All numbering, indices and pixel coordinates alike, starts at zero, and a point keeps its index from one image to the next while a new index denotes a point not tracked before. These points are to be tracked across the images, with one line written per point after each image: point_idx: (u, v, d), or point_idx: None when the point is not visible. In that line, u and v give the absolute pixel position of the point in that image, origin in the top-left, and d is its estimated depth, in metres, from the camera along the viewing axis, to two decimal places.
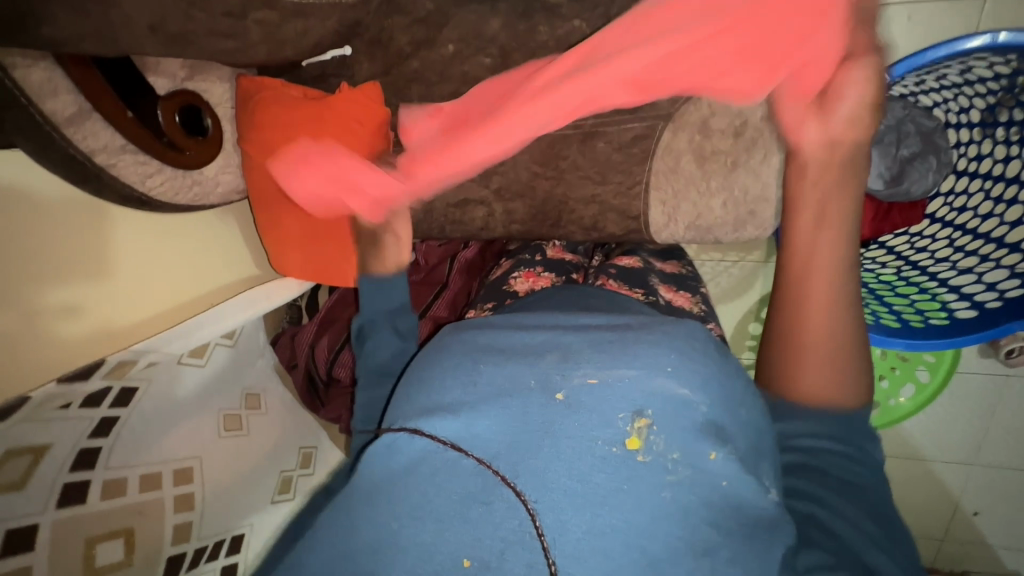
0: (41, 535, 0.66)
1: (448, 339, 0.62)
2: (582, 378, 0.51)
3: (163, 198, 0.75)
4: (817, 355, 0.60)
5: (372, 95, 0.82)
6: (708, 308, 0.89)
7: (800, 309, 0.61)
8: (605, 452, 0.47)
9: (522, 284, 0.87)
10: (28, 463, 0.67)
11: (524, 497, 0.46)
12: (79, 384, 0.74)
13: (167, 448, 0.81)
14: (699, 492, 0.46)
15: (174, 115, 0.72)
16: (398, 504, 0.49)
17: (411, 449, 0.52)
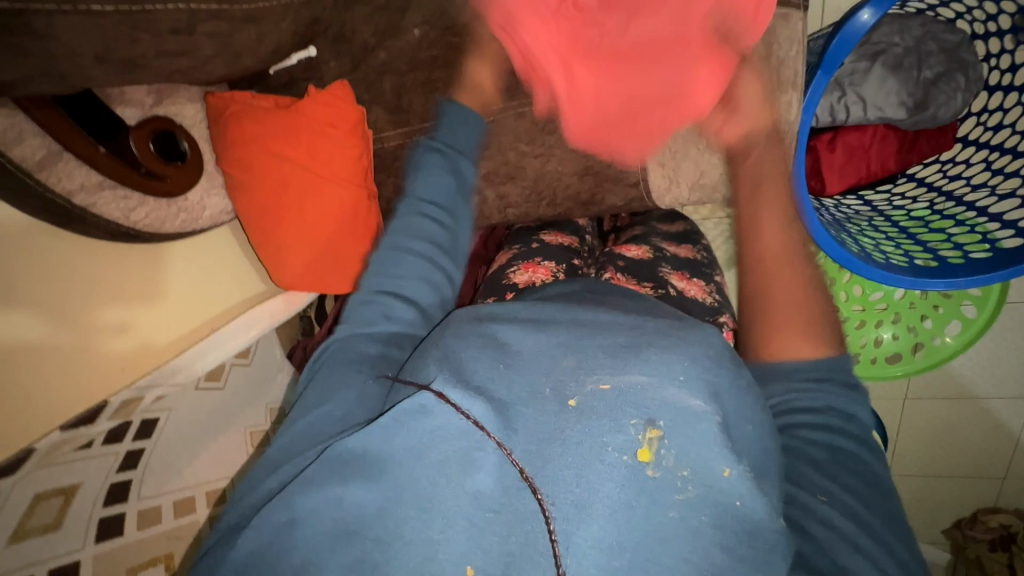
0: (85, 567, 0.67)
1: (450, 328, 0.54)
2: (594, 384, 0.44)
3: (151, 229, 0.75)
4: (792, 325, 0.56)
5: (339, 92, 0.78)
6: (722, 299, 0.81)
7: (765, 279, 0.58)
8: (614, 461, 0.40)
9: (522, 276, 0.80)
10: (60, 503, 0.68)
11: (542, 496, 0.40)
12: (86, 428, 0.72)
13: (197, 472, 0.83)
14: (712, 514, 0.40)
15: (148, 143, 0.72)
16: (402, 488, 0.43)
17: (420, 429, 0.45)
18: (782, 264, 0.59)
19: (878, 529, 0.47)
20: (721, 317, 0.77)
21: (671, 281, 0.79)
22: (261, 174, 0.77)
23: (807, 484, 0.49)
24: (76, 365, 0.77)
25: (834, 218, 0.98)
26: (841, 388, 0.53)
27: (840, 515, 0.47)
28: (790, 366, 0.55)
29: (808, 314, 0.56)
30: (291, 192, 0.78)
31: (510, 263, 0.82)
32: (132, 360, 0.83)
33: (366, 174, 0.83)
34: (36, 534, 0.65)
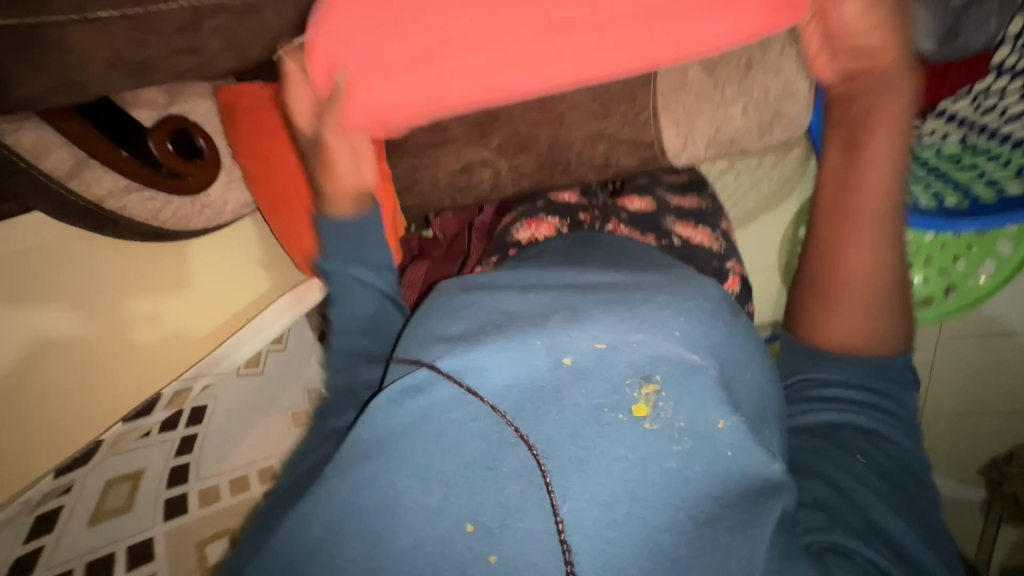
0: (157, 546, 0.71)
1: (438, 299, 0.55)
2: (589, 342, 0.44)
3: (181, 227, 0.78)
4: (858, 304, 0.63)
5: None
6: (728, 244, 0.85)
7: (846, 256, 0.63)
8: (608, 420, 0.42)
9: (526, 233, 0.81)
10: (129, 487, 0.75)
11: (537, 453, 0.41)
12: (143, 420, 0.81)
13: (245, 453, 0.85)
14: (703, 465, 0.42)
15: (166, 143, 0.73)
16: (403, 460, 0.44)
17: (415, 407, 0.45)
18: (864, 248, 0.62)
19: (896, 487, 0.56)
20: (728, 261, 0.82)
21: (677, 230, 0.82)
22: (275, 164, 0.79)
23: (846, 445, 0.58)
24: (112, 362, 0.85)
25: None
26: (895, 379, 0.63)
27: (873, 475, 0.56)
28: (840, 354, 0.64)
29: (872, 303, 0.63)
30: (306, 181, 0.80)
31: (513, 221, 0.84)
32: (161, 351, 0.90)
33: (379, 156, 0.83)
34: (113, 516, 0.71)
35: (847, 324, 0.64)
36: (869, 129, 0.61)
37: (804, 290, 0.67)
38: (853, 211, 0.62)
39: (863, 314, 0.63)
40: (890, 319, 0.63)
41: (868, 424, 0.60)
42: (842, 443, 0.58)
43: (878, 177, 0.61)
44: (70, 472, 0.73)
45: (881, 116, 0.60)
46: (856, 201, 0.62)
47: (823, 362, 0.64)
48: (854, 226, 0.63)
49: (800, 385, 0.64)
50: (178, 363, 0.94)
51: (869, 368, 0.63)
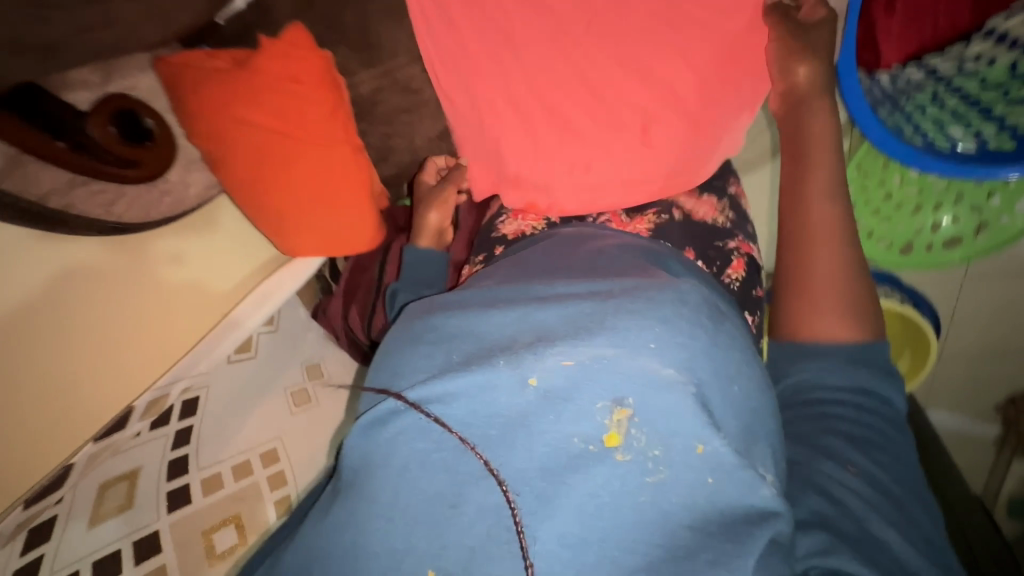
0: (164, 535, 0.72)
1: (406, 323, 0.57)
2: (557, 359, 0.44)
3: (138, 220, 0.73)
4: (835, 302, 0.63)
5: (297, 40, 0.68)
6: (737, 216, 0.78)
7: (812, 257, 0.65)
8: (579, 450, 0.42)
9: (513, 225, 0.77)
10: (127, 486, 0.74)
11: (507, 487, 0.42)
12: (116, 435, 0.78)
13: (248, 436, 0.85)
14: (683, 494, 0.41)
15: (109, 128, 0.66)
16: (373, 499, 0.45)
17: (380, 440, 0.48)
18: (825, 247, 0.65)
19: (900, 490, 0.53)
20: (731, 240, 0.75)
21: (677, 201, 0.75)
22: (237, 145, 0.71)
23: (836, 454, 0.55)
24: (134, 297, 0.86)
25: (884, 94, 0.90)
26: (882, 366, 0.60)
27: (864, 484, 0.52)
28: (820, 346, 0.62)
29: (841, 296, 0.63)
30: (271, 159, 0.72)
31: (500, 211, 0.79)
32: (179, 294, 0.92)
33: (348, 127, 0.75)
34: (113, 516, 0.71)
35: (825, 326, 0.63)
36: (805, 150, 0.69)
37: (785, 294, 0.66)
38: (804, 219, 0.67)
39: (838, 307, 0.63)
40: (863, 310, 0.63)
41: (857, 427, 0.56)
42: (830, 451, 0.55)
43: (819, 185, 0.68)
44: (56, 490, 0.72)
45: (815, 139, 0.69)
46: (807, 206, 0.67)
47: (812, 358, 0.61)
48: (812, 230, 0.66)
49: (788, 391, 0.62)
50: (190, 317, 0.94)
51: (853, 357, 0.60)
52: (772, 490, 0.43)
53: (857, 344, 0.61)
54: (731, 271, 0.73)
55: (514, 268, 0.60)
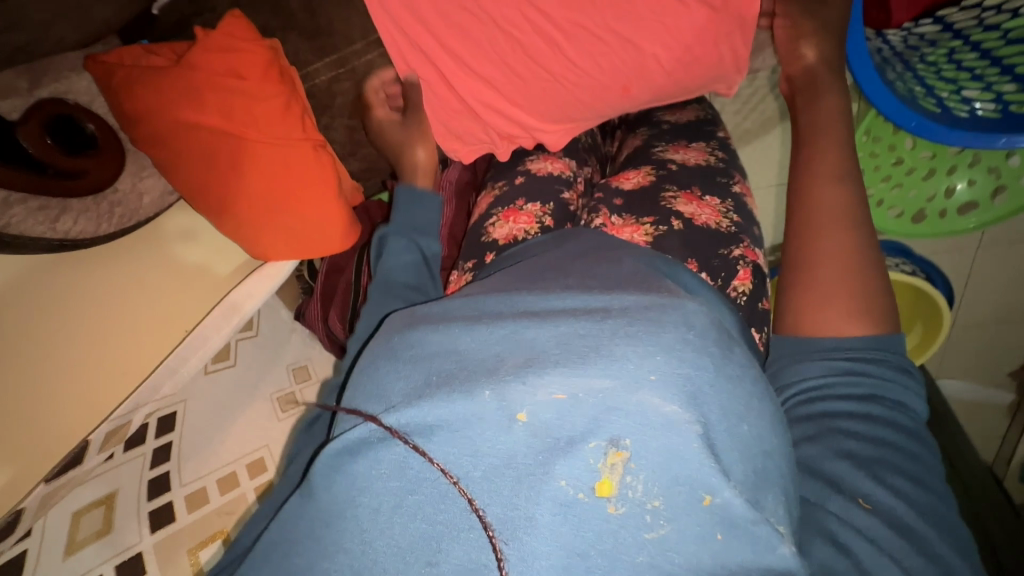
0: (149, 559, 0.69)
1: (383, 337, 0.52)
2: (547, 394, 0.40)
3: (88, 236, 0.67)
4: (843, 292, 0.57)
5: (236, 31, 0.66)
6: (742, 218, 0.69)
7: (813, 245, 0.60)
8: (568, 499, 0.37)
9: (503, 229, 0.69)
10: (104, 512, 0.71)
11: (491, 533, 0.38)
12: (74, 471, 0.73)
13: (230, 449, 0.82)
14: (687, 556, 0.36)
15: (45, 138, 0.61)
16: (343, 541, 0.41)
17: (352, 474, 0.43)
18: (834, 230, 0.59)
19: (943, 516, 0.45)
20: (736, 246, 0.66)
21: (676, 210, 0.67)
22: (188, 151, 0.67)
23: (848, 485, 0.47)
24: (124, 285, 0.86)
25: (895, 52, 0.85)
26: (890, 369, 0.53)
27: (880, 523, 0.44)
28: (834, 344, 0.55)
29: (857, 281, 0.57)
30: (223, 163, 0.67)
31: (489, 214, 0.72)
32: (175, 278, 0.91)
33: (305, 121, 0.70)
34: (91, 543, 0.68)
35: (839, 315, 0.56)
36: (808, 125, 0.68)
37: (789, 284, 0.60)
38: (812, 203, 0.62)
39: (853, 295, 0.56)
40: (875, 299, 0.56)
41: (867, 446, 0.49)
42: (838, 480, 0.47)
43: (812, 158, 0.65)
44: (23, 522, 0.70)
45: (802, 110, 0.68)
46: (812, 190, 0.62)
47: (804, 359, 0.56)
48: (818, 215, 0.61)
49: (798, 399, 0.55)
50: (189, 307, 0.91)
51: (852, 357, 0.54)
52: (789, 547, 0.37)
53: (874, 338, 0.55)
54: (737, 284, 0.64)
55: (506, 278, 0.55)
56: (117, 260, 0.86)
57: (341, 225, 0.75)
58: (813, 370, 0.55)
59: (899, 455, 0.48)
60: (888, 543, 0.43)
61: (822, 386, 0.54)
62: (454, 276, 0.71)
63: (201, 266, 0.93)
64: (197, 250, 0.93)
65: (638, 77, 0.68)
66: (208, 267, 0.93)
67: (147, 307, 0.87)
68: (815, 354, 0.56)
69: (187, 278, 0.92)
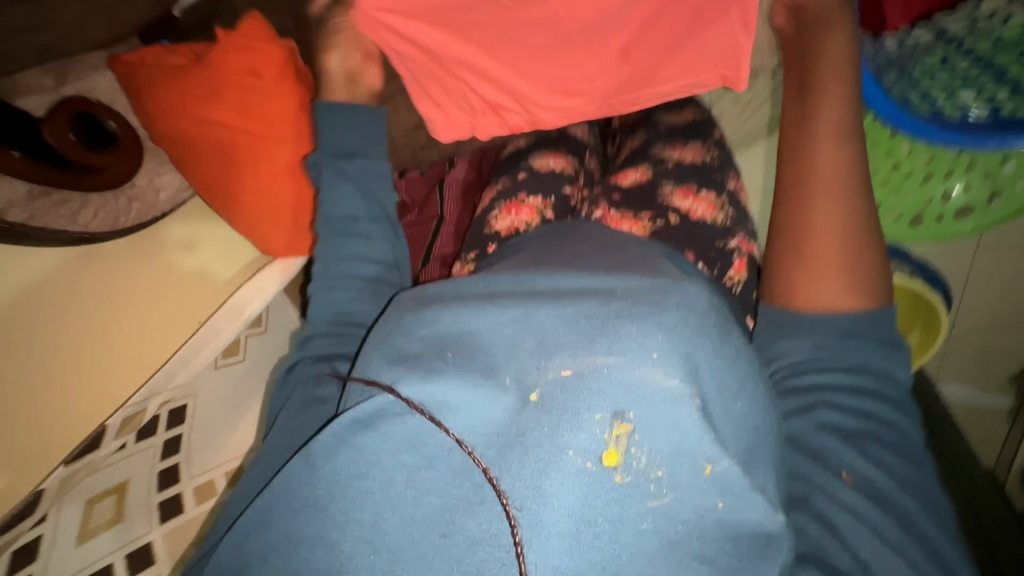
0: (158, 549, 0.72)
1: (393, 315, 0.54)
2: (556, 371, 0.41)
3: (107, 229, 0.70)
4: (830, 261, 0.57)
5: (252, 31, 0.68)
6: (738, 214, 0.72)
7: (809, 210, 0.60)
8: (577, 467, 0.39)
9: (505, 220, 0.72)
10: (115, 501, 0.73)
11: (507, 503, 0.39)
12: (91, 455, 0.74)
13: (234, 446, 0.85)
14: (687, 520, 0.39)
15: (69, 134, 0.63)
16: (352, 514, 0.43)
17: (361, 446, 0.44)
18: (829, 197, 0.59)
19: (921, 484, 0.50)
20: (732, 239, 0.69)
21: (672, 204, 0.70)
22: (204, 146, 0.69)
23: (832, 459, 0.50)
24: (132, 287, 0.88)
25: (890, 60, 0.86)
26: (875, 348, 0.54)
27: (859, 496, 0.48)
28: (817, 319, 0.56)
29: (849, 251, 0.58)
30: (238, 160, 0.70)
31: (491, 206, 0.74)
32: (182, 284, 0.93)
33: None
34: (103, 531, 0.70)
35: (826, 278, 0.57)
36: (813, 84, 0.65)
37: (775, 254, 0.61)
38: (807, 166, 0.61)
39: (838, 258, 0.58)
40: (865, 271, 0.57)
41: (853, 420, 0.52)
42: (825, 457, 0.50)
43: None
44: (36, 509, 0.69)
45: (820, 73, 0.64)
46: (808, 157, 0.61)
47: (790, 334, 0.57)
48: (812, 180, 0.61)
49: (784, 374, 0.56)
50: (195, 310, 0.93)
51: (843, 336, 0.55)
52: (781, 514, 0.40)
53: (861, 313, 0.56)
54: (732, 274, 0.67)
55: (513, 261, 0.56)
56: (129, 260, 0.89)
57: None
58: (794, 346, 0.56)
59: (883, 429, 0.51)
60: (861, 510, 0.48)
61: (799, 362, 0.56)
62: (457, 267, 0.73)
63: (206, 270, 0.95)
64: (203, 253, 0.95)
65: (636, 81, 0.70)
66: (213, 270, 0.95)
67: (153, 310, 0.89)
68: (797, 328, 0.57)
69: (195, 283, 0.94)
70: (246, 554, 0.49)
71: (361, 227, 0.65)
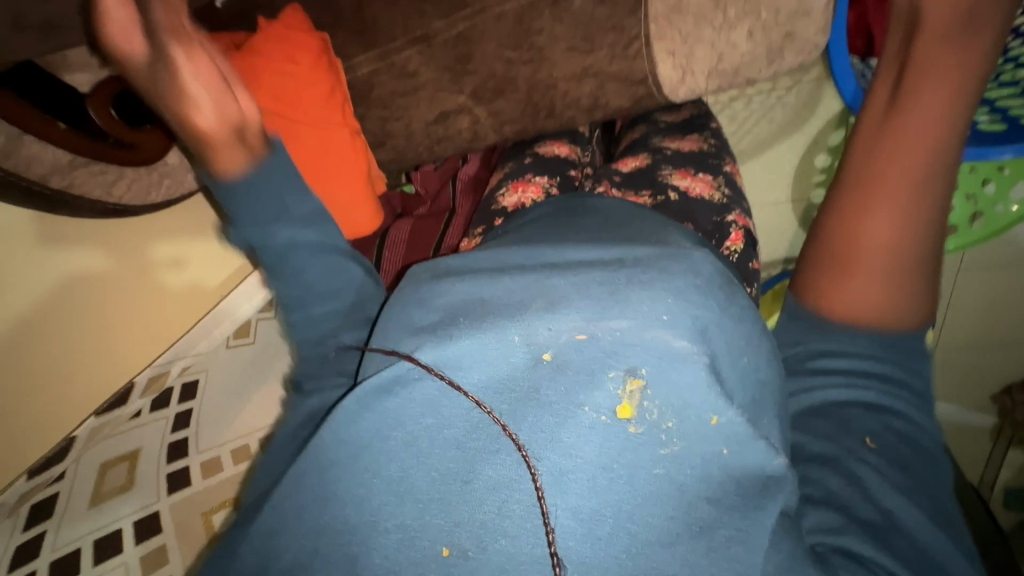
0: (165, 517, 0.71)
1: (410, 288, 0.57)
2: (570, 334, 0.45)
3: (138, 202, 0.75)
4: (873, 277, 0.61)
5: (293, 24, 0.76)
6: (733, 192, 0.76)
7: (861, 228, 0.61)
8: (592, 421, 0.43)
9: (512, 198, 0.76)
10: (127, 467, 0.75)
11: (525, 453, 0.43)
12: (117, 411, 0.82)
13: (244, 423, 0.84)
14: (697, 465, 0.43)
15: (109, 110, 0.69)
16: (376, 474, 0.46)
17: (383, 409, 0.48)
18: (885, 218, 0.60)
19: (931, 455, 0.58)
20: (729, 214, 0.72)
21: (671, 183, 0.75)
22: None
23: (855, 426, 0.58)
24: (124, 292, 0.95)
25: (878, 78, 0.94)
26: (909, 352, 0.61)
27: (882, 460, 0.55)
28: (853, 325, 0.62)
29: (893, 272, 0.60)
30: None
31: (500, 184, 0.79)
32: (174, 290, 1.02)
33: (345, 108, 0.79)
34: (114, 495, 0.71)
35: (858, 288, 0.61)
36: (905, 102, 0.59)
37: (814, 258, 0.65)
38: (869, 186, 0.61)
39: (875, 277, 0.61)
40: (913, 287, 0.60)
41: (876, 394, 0.59)
42: (850, 423, 0.58)
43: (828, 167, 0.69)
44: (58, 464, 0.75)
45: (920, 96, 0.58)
46: (872, 183, 0.61)
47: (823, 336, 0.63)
48: (871, 197, 0.61)
49: (808, 356, 0.63)
50: (187, 314, 1.04)
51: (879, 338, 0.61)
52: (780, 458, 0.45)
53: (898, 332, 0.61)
54: (729, 244, 0.70)
55: (521, 235, 0.60)
56: (121, 265, 0.95)
57: (368, 209, 0.84)
58: (827, 336, 0.63)
59: (900, 411, 0.59)
60: (888, 469, 0.55)
61: (816, 348, 0.63)
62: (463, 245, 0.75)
63: (200, 281, 1.05)
64: (196, 263, 1.04)
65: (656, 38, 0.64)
66: (204, 278, 1.06)
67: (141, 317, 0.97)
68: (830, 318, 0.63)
69: (189, 293, 1.04)
70: (277, 519, 0.50)
71: (310, 274, 0.60)
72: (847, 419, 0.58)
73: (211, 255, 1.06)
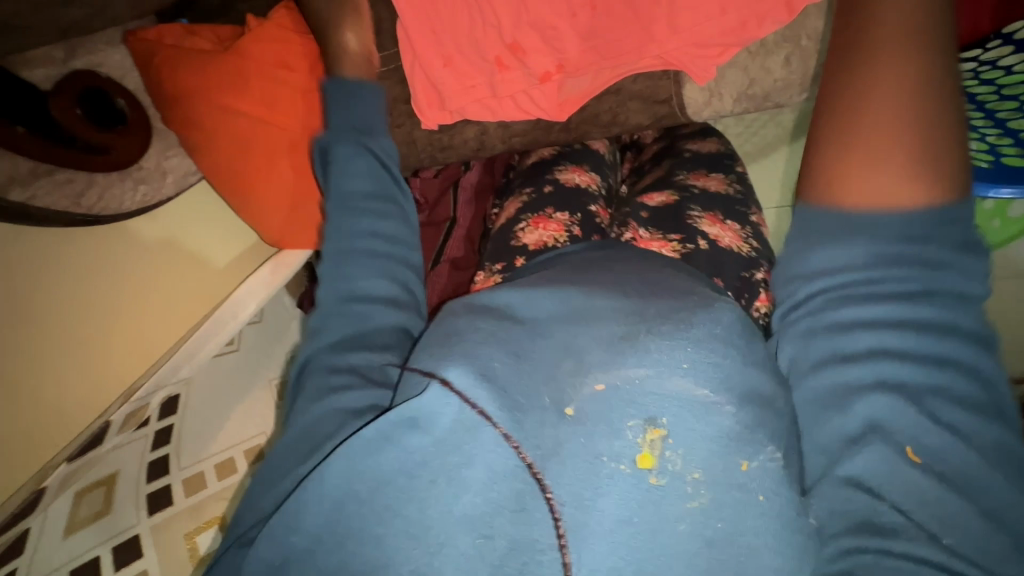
0: (146, 541, 0.67)
1: (445, 321, 0.52)
2: (590, 386, 0.44)
3: (108, 209, 0.72)
4: (894, 131, 0.42)
5: (286, 22, 0.73)
6: (761, 244, 0.73)
7: (861, 120, 0.44)
8: (612, 471, 0.41)
9: (533, 235, 0.72)
10: (104, 493, 0.70)
11: (550, 495, 0.41)
12: (92, 454, 0.75)
13: (229, 435, 0.80)
14: (732, 524, 0.40)
15: (75, 108, 0.65)
16: (385, 518, 0.43)
17: (412, 448, 0.44)
18: (892, 96, 0.43)
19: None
20: (757, 270, 0.70)
21: (702, 229, 0.71)
22: (223, 145, 0.74)
23: (892, 429, 0.40)
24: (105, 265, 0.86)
25: None
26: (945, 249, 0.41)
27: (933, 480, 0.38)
28: (876, 224, 0.43)
29: (916, 150, 0.42)
30: (258, 151, 0.75)
31: (518, 218, 0.74)
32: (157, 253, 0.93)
33: None
34: (89, 524, 0.67)
35: (872, 191, 0.43)
36: None
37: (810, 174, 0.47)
38: (862, 63, 0.44)
39: (897, 156, 0.42)
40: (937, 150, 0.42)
41: (921, 372, 0.40)
42: (889, 427, 0.40)
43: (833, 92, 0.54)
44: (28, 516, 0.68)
45: None
46: (870, 82, 0.43)
47: (828, 241, 0.45)
48: (868, 72, 0.44)
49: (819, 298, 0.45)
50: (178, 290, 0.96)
51: (909, 237, 0.42)
52: (812, 519, 0.41)
53: (936, 206, 0.42)
54: (759, 304, 0.68)
55: (551, 274, 0.57)
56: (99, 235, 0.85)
57: None
58: (846, 278, 0.43)
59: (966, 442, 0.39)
60: (958, 474, 0.38)
61: (817, 290, 0.45)
62: (480, 277, 0.73)
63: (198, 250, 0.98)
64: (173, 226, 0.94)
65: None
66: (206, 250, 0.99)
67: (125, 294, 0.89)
68: (835, 240, 0.44)
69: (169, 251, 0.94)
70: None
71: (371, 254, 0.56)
72: (865, 405, 0.41)
73: (211, 231, 0.99)
